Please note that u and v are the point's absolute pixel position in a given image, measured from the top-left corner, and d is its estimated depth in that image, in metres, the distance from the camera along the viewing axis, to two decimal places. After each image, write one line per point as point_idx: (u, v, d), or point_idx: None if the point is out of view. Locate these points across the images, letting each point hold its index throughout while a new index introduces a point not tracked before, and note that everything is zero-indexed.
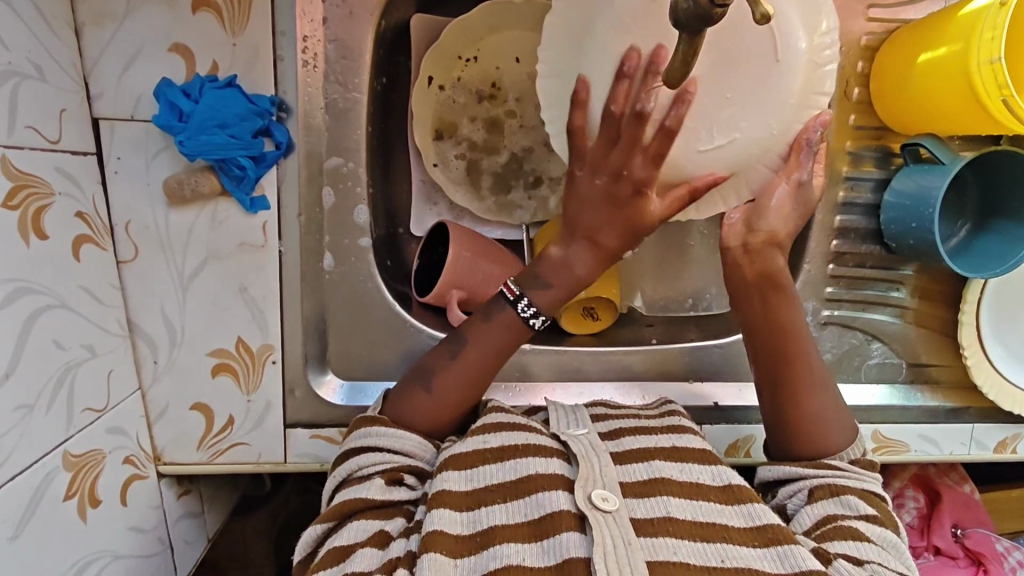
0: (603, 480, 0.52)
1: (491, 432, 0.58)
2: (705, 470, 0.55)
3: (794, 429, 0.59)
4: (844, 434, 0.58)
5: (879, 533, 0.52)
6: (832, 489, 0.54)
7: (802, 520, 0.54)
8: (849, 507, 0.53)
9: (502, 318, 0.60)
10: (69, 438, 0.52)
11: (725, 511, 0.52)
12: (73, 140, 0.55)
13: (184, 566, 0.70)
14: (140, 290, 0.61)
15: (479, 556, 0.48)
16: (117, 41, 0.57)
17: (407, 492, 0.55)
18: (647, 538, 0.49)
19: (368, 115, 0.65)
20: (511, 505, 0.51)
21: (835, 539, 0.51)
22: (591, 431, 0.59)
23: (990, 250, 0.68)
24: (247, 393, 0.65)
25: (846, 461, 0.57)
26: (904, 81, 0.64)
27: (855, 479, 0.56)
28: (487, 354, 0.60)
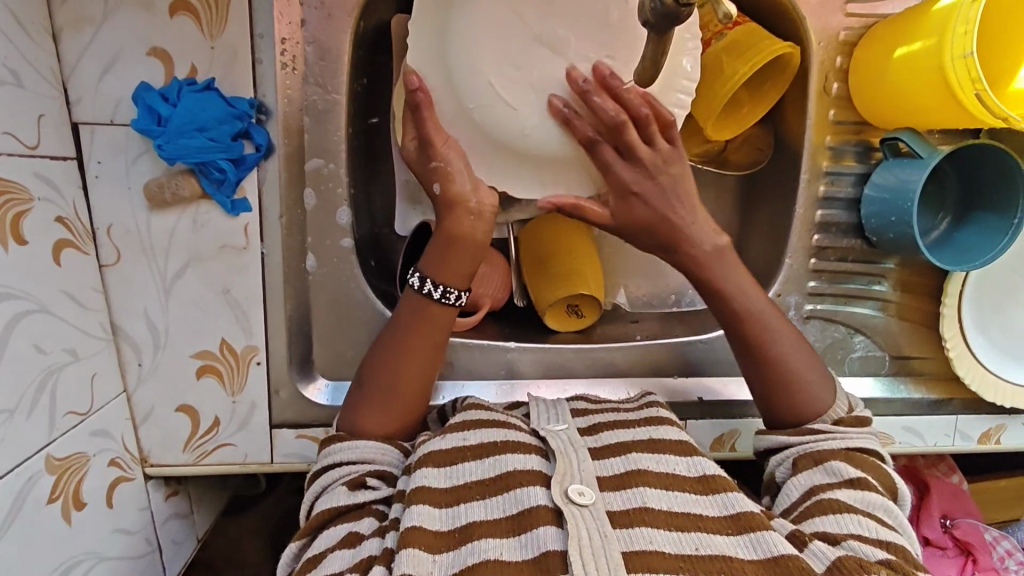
0: (580, 474, 0.53)
1: (470, 430, 0.58)
2: (680, 461, 0.56)
3: (778, 387, 0.61)
4: (830, 390, 0.61)
5: (863, 496, 0.53)
6: (816, 458, 0.56)
7: (791, 493, 0.56)
8: (833, 474, 0.55)
9: (410, 301, 0.61)
10: (51, 441, 0.53)
11: (700, 500, 0.53)
12: (52, 145, 0.55)
13: (172, 566, 0.70)
14: (124, 293, 0.62)
15: (458, 550, 0.49)
16: (96, 45, 0.57)
17: (371, 493, 0.55)
18: (623, 529, 0.49)
19: (349, 116, 0.65)
20: (490, 501, 0.52)
21: (815, 517, 0.52)
22: (570, 427, 0.60)
23: (970, 244, 0.69)
24: (232, 394, 0.66)
25: (831, 423, 0.60)
26: (881, 75, 0.64)
27: (843, 439, 0.58)
28: (422, 345, 0.61)
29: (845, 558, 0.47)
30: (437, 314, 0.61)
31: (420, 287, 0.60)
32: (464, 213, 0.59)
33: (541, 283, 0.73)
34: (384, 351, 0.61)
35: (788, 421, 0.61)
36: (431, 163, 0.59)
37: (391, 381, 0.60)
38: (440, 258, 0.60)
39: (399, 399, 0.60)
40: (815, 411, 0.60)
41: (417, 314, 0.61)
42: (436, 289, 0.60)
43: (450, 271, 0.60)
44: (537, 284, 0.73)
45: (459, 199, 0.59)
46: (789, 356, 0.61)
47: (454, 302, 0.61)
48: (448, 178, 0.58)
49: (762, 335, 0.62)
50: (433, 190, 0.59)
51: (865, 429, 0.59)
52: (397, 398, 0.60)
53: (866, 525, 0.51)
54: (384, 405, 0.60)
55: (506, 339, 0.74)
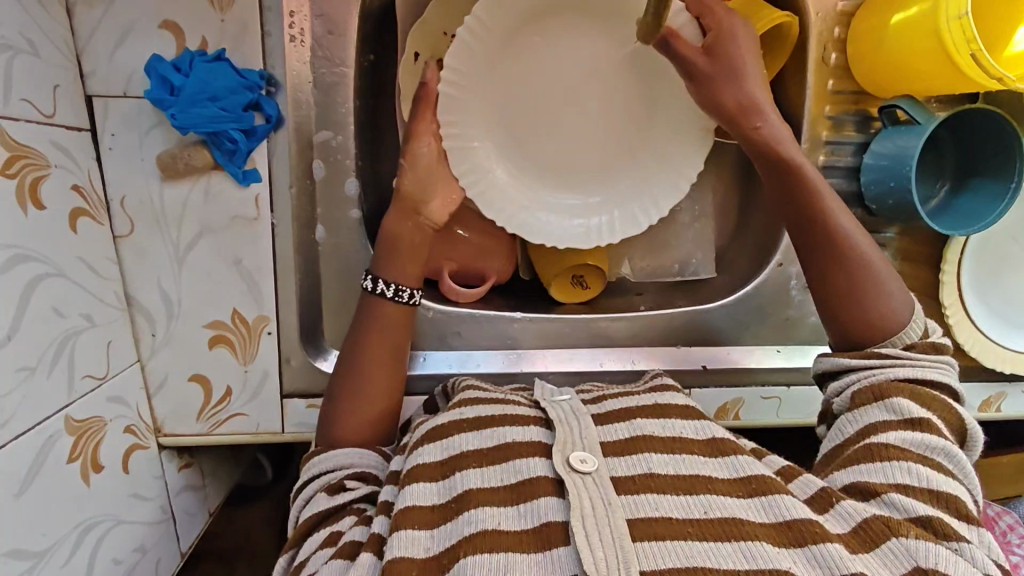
0: (582, 441, 0.54)
1: (466, 406, 0.59)
2: (689, 425, 0.57)
3: (853, 313, 0.60)
4: (909, 308, 0.59)
5: (920, 439, 0.52)
6: (875, 393, 0.55)
7: (846, 428, 0.56)
8: (893, 412, 0.53)
9: (364, 304, 0.64)
10: (70, 403, 0.54)
11: (710, 462, 0.53)
12: (68, 115, 0.56)
13: (185, 537, 0.71)
14: (137, 264, 0.63)
15: (454, 521, 0.49)
16: (109, 19, 0.58)
17: (351, 493, 0.56)
18: (628, 495, 0.50)
19: (356, 89, 0.66)
20: (486, 470, 0.52)
21: (862, 463, 0.52)
22: (573, 396, 0.61)
23: (969, 209, 0.70)
24: (243, 364, 0.67)
25: (899, 348, 0.58)
26: (878, 41, 0.65)
27: (907, 368, 0.56)
28: (383, 348, 0.63)
29: (872, 519, 0.47)
30: (391, 315, 0.63)
31: (374, 288, 0.63)
32: (409, 216, 0.64)
33: (542, 256, 0.74)
34: (349, 359, 0.63)
35: (864, 342, 0.59)
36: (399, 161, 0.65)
37: (360, 387, 0.62)
38: (392, 259, 0.64)
39: (368, 402, 0.62)
40: (895, 328, 0.58)
41: (374, 317, 0.63)
42: (388, 287, 0.63)
43: (404, 270, 0.64)
44: (542, 255, 0.74)
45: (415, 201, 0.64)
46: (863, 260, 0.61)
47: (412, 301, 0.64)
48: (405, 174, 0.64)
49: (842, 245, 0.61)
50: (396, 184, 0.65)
51: (933, 356, 0.57)
52: (365, 403, 0.62)
53: (914, 473, 0.50)
54: (355, 411, 0.62)
55: (511, 310, 0.75)
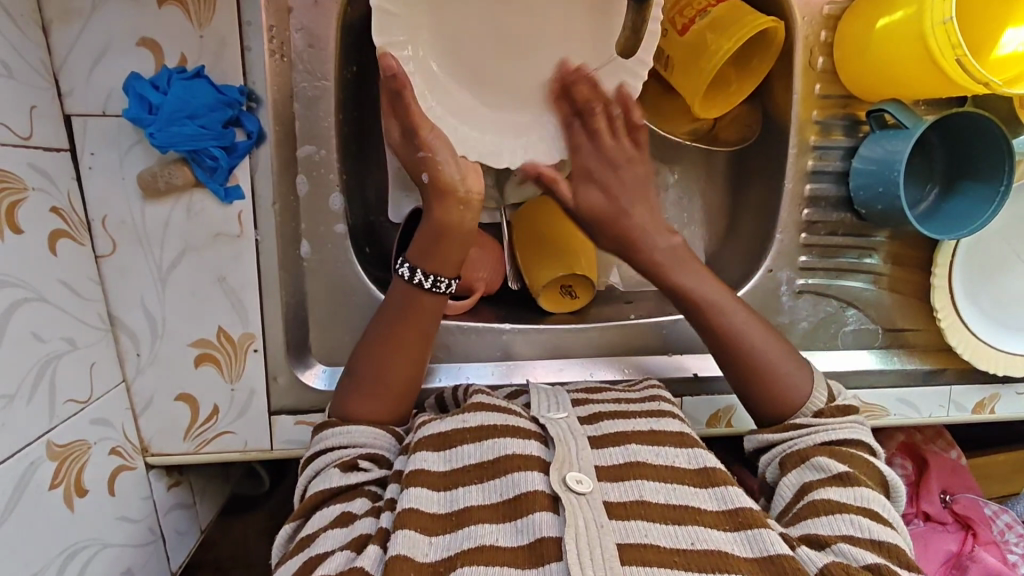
0: (578, 462, 0.53)
1: (470, 412, 0.58)
2: (681, 454, 0.56)
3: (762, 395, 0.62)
4: (810, 382, 0.62)
5: (851, 491, 0.53)
6: (800, 456, 0.57)
7: (784, 493, 0.56)
8: (821, 470, 0.55)
9: (399, 292, 0.62)
10: (52, 428, 0.53)
11: (699, 493, 0.53)
12: (45, 136, 0.55)
13: (176, 556, 0.71)
14: (120, 283, 0.62)
15: (453, 535, 0.49)
16: (86, 37, 0.57)
17: (363, 475, 0.56)
18: (619, 520, 0.49)
19: (338, 102, 0.65)
20: (487, 485, 0.52)
21: (806, 518, 0.52)
22: (570, 415, 0.59)
23: (960, 212, 0.69)
24: (230, 381, 0.66)
25: (811, 416, 0.60)
26: (863, 46, 0.64)
27: (819, 433, 0.58)
28: (412, 333, 0.62)
29: (831, 564, 0.47)
30: (422, 304, 0.62)
31: (411, 278, 0.61)
32: (449, 201, 0.60)
33: (533, 266, 0.74)
34: (374, 339, 0.62)
35: (765, 414, 0.63)
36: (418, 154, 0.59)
37: (381, 368, 0.62)
38: (430, 248, 0.61)
39: (389, 384, 0.62)
40: (796, 403, 0.61)
41: (406, 306, 0.62)
42: (427, 278, 0.61)
43: (441, 261, 0.61)
44: (533, 264, 0.74)
45: (449, 187, 0.59)
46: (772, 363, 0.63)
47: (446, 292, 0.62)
48: (435, 166, 0.59)
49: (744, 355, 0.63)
50: (422, 179, 0.60)
51: (843, 418, 0.60)
52: (385, 384, 0.62)
53: (859, 525, 0.50)
54: (374, 391, 0.61)
55: (501, 321, 0.75)
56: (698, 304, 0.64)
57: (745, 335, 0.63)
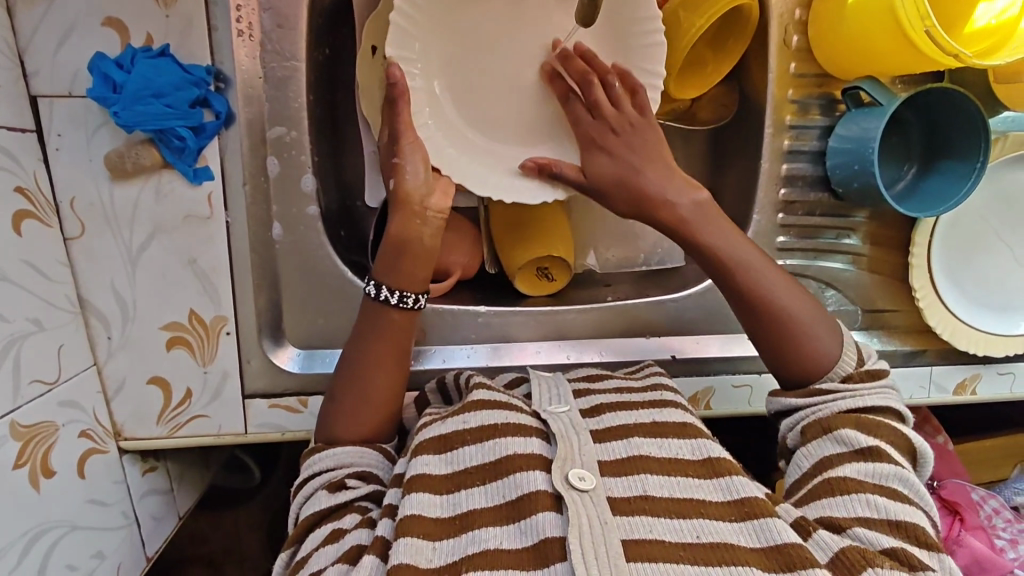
0: (581, 458, 0.53)
1: (470, 412, 0.57)
2: (684, 445, 0.56)
3: (790, 350, 0.60)
4: (839, 341, 0.60)
5: (873, 467, 0.52)
6: (824, 427, 0.55)
7: (802, 463, 0.56)
8: (843, 443, 0.54)
9: (369, 309, 0.61)
10: (16, 408, 0.53)
11: (704, 485, 0.52)
12: (10, 115, 0.55)
13: (152, 541, 0.70)
14: (90, 266, 0.62)
15: (459, 538, 0.49)
16: (51, 17, 0.57)
17: (352, 492, 0.56)
18: (623, 517, 0.49)
19: (309, 83, 0.65)
20: (490, 487, 0.51)
21: (824, 498, 0.52)
22: (572, 409, 0.58)
23: (937, 190, 0.69)
24: (203, 364, 0.66)
25: (837, 381, 0.59)
26: (836, 21, 0.64)
27: (850, 398, 0.57)
28: (388, 349, 0.61)
29: (848, 548, 0.47)
30: (396, 321, 0.61)
31: (377, 294, 0.61)
32: (411, 213, 0.60)
33: (508, 249, 0.73)
34: (351, 359, 0.61)
35: (798, 379, 0.60)
36: (391, 160, 0.60)
37: (361, 389, 0.60)
38: (396, 261, 0.60)
39: (371, 403, 0.60)
40: (826, 366, 0.59)
41: (376, 325, 0.61)
42: (393, 294, 0.60)
43: (407, 275, 0.61)
44: (508, 247, 0.73)
45: (407, 199, 0.60)
46: (800, 315, 0.60)
47: (420, 307, 0.62)
48: (400, 174, 0.60)
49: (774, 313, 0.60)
50: (389, 186, 0.61)
51: (872, 383, 0.58)
52: (369, 401, 0.60)
53: (874, 505, 0.50)
54: (356, 411, 0.60)
55: (477, 304, 0.74)
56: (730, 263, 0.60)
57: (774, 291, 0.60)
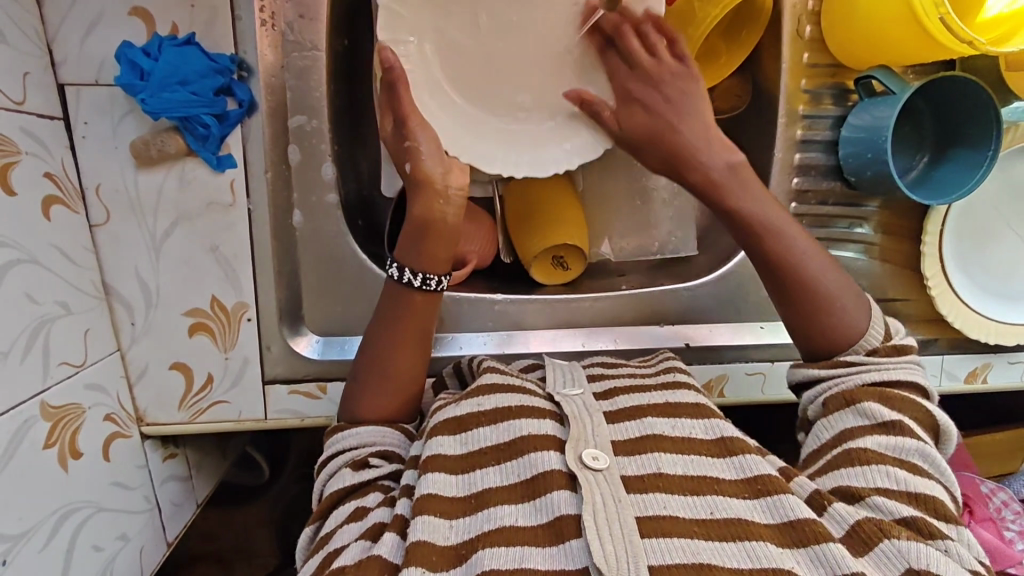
0: (595, 439, 0.53)
1: (485, 395, 0.58)
2: (698, 424, 0.56)
3: (820, 326, 0.60)
4: (865, 311, 0.60)
5: (892, 440, 0.53)
6: (846, 399, 0.56)
7: (821, 435, 0.57)
8: (866, 416, 0.55)
9: (393, 292, 0.62)
10: (46, 389, 0.54)
11: (717, 462, 0.53)
12: (39, 102, 0.56)
13: (172, 527, 0.71)
14: (114, 252, 0.63)
15: (473, 517, 0.50)
16: (78, 6, 0.58)
17: (376, 471, 0.57)
18: (636, 494, 0.50)
19: (329, 72, 0.66)
20: (504, 467, 0.52)
21: (844, 468, 0.52)
22: (585, 392, 0.59)
23: (949, 179, 0.70)
24: (224, 351, 0.67)
25: (864, 354, 0.59)
26: (849, 11, 0.65)
27: (873, 372, 0.58)
28: (411, 330, 0.62)
29: (863, 521, 0.48)
30: (419, 302, 0.62)
31: (400, 276, 0.62)
32: (432, 196, 0.61)
33: (525, 238, 0.74)
34: (375, 339, 0.62)
35: (822, 352, 0.61)
36: (403, 144, 0.62)
37: (385, 368, 0.62)
38: (420, 245, 0.62)
39: (394, 381, 0.62)
40: (854, 336, 0.60)
41: (399, 304, 0.62)
42: (416, 275, 0.62)
43: (431, 258, 0.62)
44: (524, 236, 0.74)
45: (427, 180, 0.61)
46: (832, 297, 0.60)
47: (441, 288, 0.63)
48: (419, 155, 0.61)
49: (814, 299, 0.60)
50: (405, 169, 0.62)
51: (898, 359, 0.59)
52: (392, 379, 0.62)
53: (894, 477, 0.51)
54: (379, 391, 0.61)
55: (493, 293, 0.75)
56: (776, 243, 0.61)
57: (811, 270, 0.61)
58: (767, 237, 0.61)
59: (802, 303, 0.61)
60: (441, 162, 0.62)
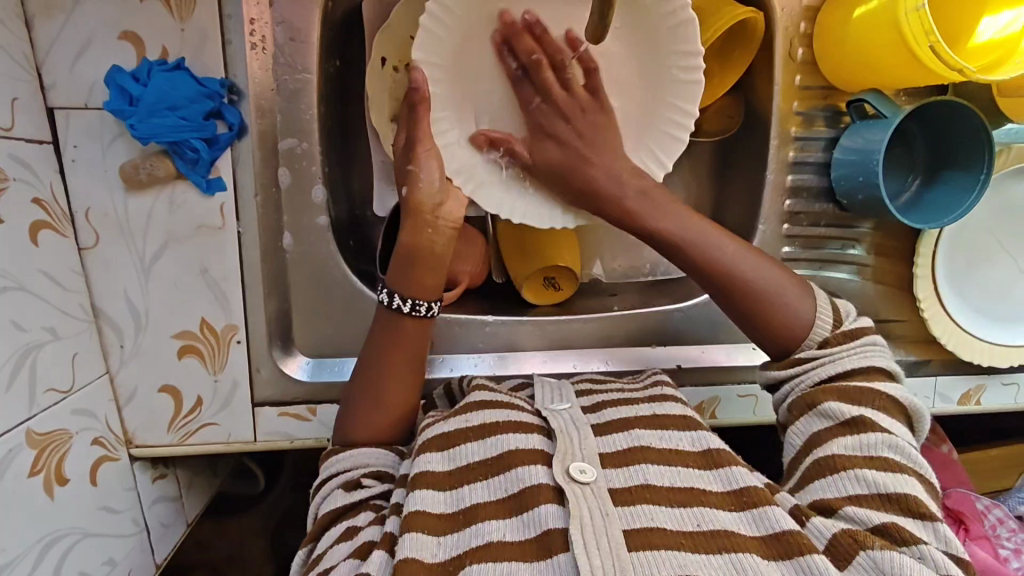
0: (582, 452, 0.53)
1: (473, 411, 0.58)
2: (684, 436, 0.56)
3: (766, 318, 0.58)
4: (809, 299, 0.59)
5: (859, 441, 0.52)
6: (808, 403, 0.55)
7: (794, 441, 0.56)
8: (829, 418, 0.54)
9: (385, 317, 0.62)
10: (32, 416, 0.54)
11: (704, 475, 0.53)
12: (27, 127, 0.56)
13: (161, 548, 0.71)
14: (103, 275, 0.63)
15: (462, 532, 0.49)
16: (68, 30, 0.58)
17: (367, 491, 0.56)
18: (625, 506, 0.49)
19: (320, 95, 0.65)
20: (492, 482, 0.52)
21: (817, 480, 0.52)
22: (574, 405, 0.59)
23: (940, 201, 0.70)
24: (214, 373, 0.66)
25: (815, 347, 0.58)
26: (842, 36, 0.65)
27: (831, 365, 0.56)
28: (407, 353, 0.62)
29: (840, 534, 0.47)
30: (413, 326, 0.62)
31: (390, 303, 0.61)
32: (422, 222, 0.62)
33: (517, 257, 0.74)
34: (371, 364, 0.61)
35: (783, 345, 0.59)
36: (405, 167, 0.62)
37: (381, 393, 0.61)
38: (409, 271, 0.62)
39: (388, 403, 0.61)
40: (802, 327, 0.58)
41: (395, 327, 0.61)
42: (405, 302, 0.61)
43: (421, 284, 0.62)
44: (516, 256, 0.74)
45: (420, 208, 0.62)
46: (768, 284, 0.59)
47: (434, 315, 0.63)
48: (415, 182, 0.62)
49: (749, 292, 0.59)
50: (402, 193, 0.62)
51: (852, 344, 0.57)
52: (386, 403, 0.61)
53: (863, 482, 0.50)
54: (371, 414, 0.61)
55: (484, 313, 0.75)
56: (699, 247, 0.59)
57: (743, 269, 0.59)
58: (689, 249, 0.59)
59: (740, 302, 0.59)
60: (438, 185, 0.62)
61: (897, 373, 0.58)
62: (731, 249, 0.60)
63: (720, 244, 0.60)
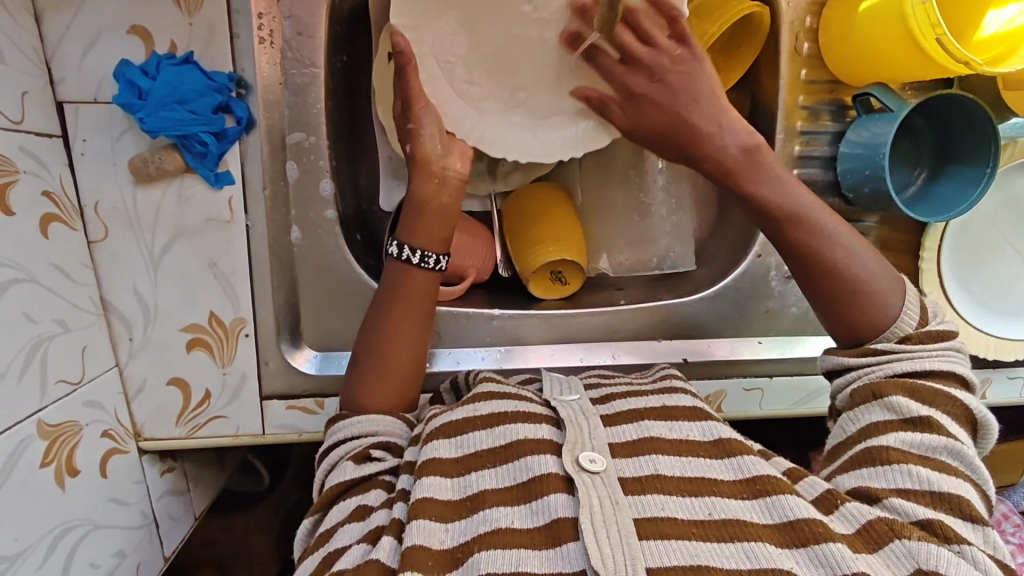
0: (591, 442, 0.53)
1: (482, 401, 0.58)
2: (694, 426, 0.56)
3: (854, 311, 0.59)
4: (900, 290, 0.59)
5: (919, 437, 0.52)
6: (873, 391, 0.55)
7: (847, 427, 0.56)
8: (893, 411, 0.53)
9: (392, 273, 0.63)
10: (43, 408, 0.54)
11: (715, 465, 0.52)
12: (37, 121, 0.56)
13: (169, 541, 0.71)
14: (112, 269, 0.63)
15: (470, 519, 0.49)
16: (77, 25, 0.58)
17: (378, 465, 0.56)
18: (635, 496, 0.49)
19: (328, 89, 0.66)
20: (501, 470, 0.52)
21: (864, 467, 0.52)
22: (583, 397, 0.59)
23: (947, 194, 0.70)
24: (222, 366, 0.67)
25: (895, 341, 0.57)
26: (846, 30, 0.65)
27: (905, 361, 0.56)
28: (412, 312, 0.63)
29: (875, 521, 0.47)
30: (420, 282, 0.63)
31: (399, 254, 0.62)
32: (429, 176, 0.63)
33: (523, 252, 0.74)
34: (376, 325, 0.63)
35: (865, 336, 0.59)
36: (407, 126, 0.63)
37: (387, 355, 0.62)
38: (415, 224, 0.63)
39: (395, 367, 0.62)
40: (888, 322, 0.58)
41: (402, 286, 0.63)
42: (415, 253, 0.62)
43: (427, 236, 0.63)
44: (521, 250, 0.74)
45: (427, 160, 0.63)
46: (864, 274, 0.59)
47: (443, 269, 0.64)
48: (417, 138, 0.62)
49: (842, 281, 0.59)
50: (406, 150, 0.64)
51: (932, 346, 0.57)
52: (393, 366, 0.62)
53: (916, 477, 0.50)
54: (380, 377, 0.62)
55: (491, 307, 0.75)
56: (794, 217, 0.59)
57: (839, 251, 0.59)
58: (791, 223, 0.59)
59: (831, 288, 0.59)
60: (440, 143, 0.63)
61: (971, 381, 0.57)
62: (831, 229, 0.59)
63: (824, 220, 0.59)
